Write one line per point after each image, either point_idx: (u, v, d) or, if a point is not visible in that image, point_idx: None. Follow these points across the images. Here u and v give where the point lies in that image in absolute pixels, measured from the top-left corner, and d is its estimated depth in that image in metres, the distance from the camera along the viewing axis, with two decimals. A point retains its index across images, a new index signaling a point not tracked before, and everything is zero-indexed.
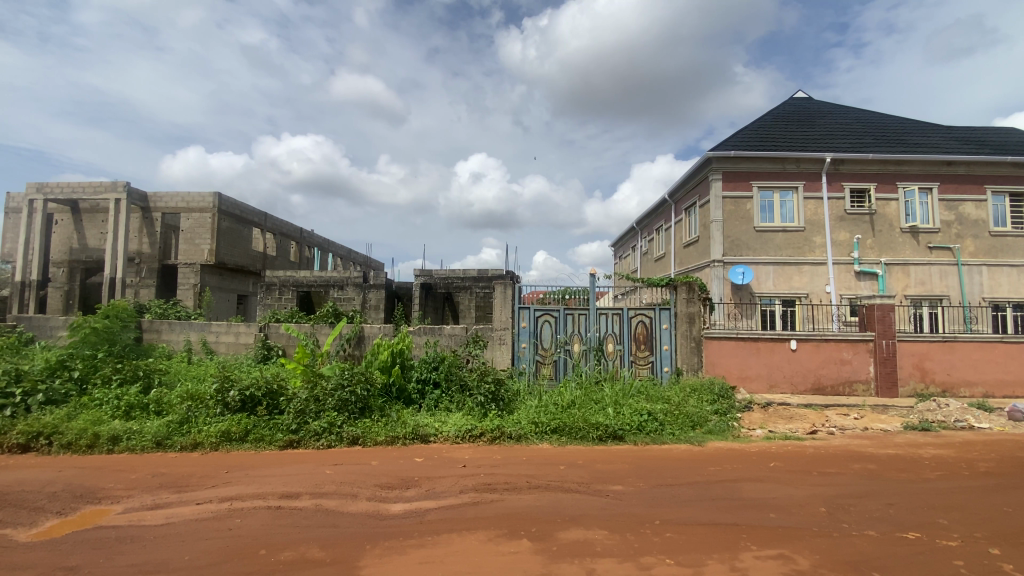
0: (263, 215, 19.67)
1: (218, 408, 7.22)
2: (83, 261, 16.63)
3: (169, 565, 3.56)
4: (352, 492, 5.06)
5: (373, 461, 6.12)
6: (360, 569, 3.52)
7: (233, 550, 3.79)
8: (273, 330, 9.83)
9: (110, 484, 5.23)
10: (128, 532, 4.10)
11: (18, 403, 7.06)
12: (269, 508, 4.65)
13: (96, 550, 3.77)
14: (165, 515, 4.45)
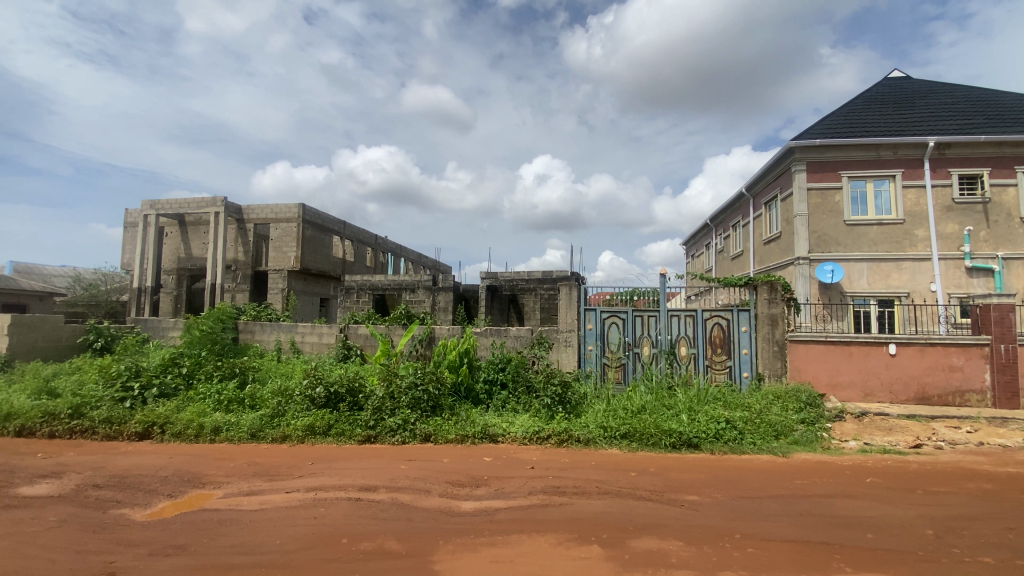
0: (342, 223, 20.78)
1: (304, 403, 7.66)
2: (189, 269, 18.40)
3: (261, 547, 3.76)
4: (424, 487, 5.14)
5: (443, 459, 6.20)
6: (433, 563, 3.52)
7: (316, 537, 3.93)
8: (352, 331, 10.30)
9: (213, 470, 5.69)
10: (227, 515, 4.39)
11: (137, 395, 7.88)
12: (350, 499, 4.82)
13: (200, 531, 4.06)
14: (259, 501, 4.74)
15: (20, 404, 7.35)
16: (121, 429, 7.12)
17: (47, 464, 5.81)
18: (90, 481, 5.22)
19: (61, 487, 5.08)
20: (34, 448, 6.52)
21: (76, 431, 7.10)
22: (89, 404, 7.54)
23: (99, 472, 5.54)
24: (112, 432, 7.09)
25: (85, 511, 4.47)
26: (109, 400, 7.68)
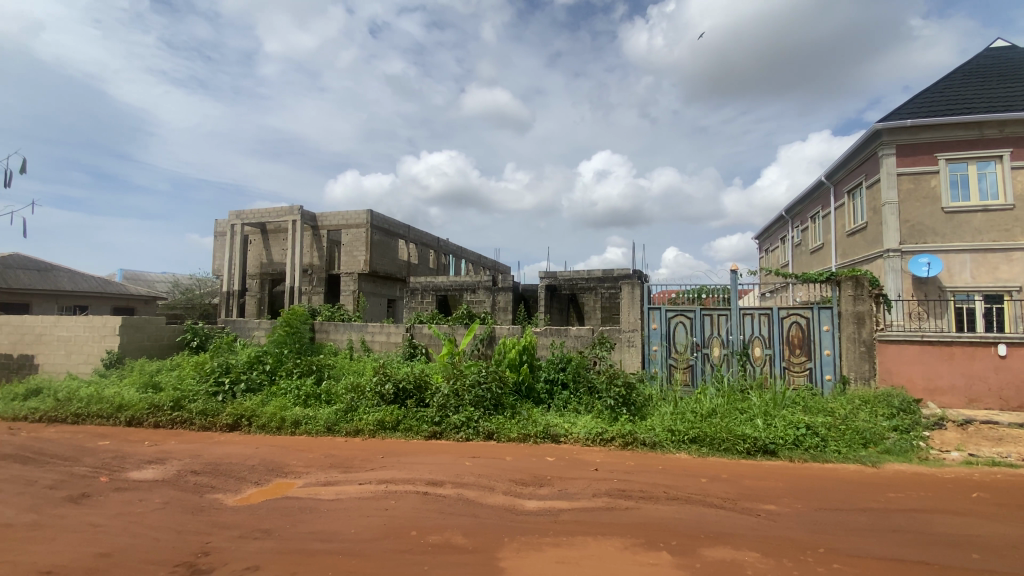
0: (406, 227, 21.51)
1: (374, 399, 8.01)
2: (270, 273, 19.79)
3: (338, 534, 3.95)
4: (489, 485, 5.19)
5: (507, 457, 6.24)
6: (500, 561, 3.54)
7: (388, 528, 4.08)
8: (417, 330, 10.64)
9: (294, 461, 6.07)
10: (307, 504, 4.67)
11: (227, 390, 8.59)
12: (419, 492, 4.96)
13: (283, 517, 4.34)
14: (335, 491, 5.00)
15: (130, 397, 8.19)
16: (214, 420, 7.77)
17: (153, 451, 6.44)
18: (189, 468, 5.73)
19: (164, 472, 5.62)
20: (143, 436, 7.26)
21: (177, 421, 7.82)
22: (188, 397, 8.29)
23: (196, 460, 6.07)
24: (207, 423, 7.74)
25: (185, 495, 4.91)
26: (204, 394, 8.42)
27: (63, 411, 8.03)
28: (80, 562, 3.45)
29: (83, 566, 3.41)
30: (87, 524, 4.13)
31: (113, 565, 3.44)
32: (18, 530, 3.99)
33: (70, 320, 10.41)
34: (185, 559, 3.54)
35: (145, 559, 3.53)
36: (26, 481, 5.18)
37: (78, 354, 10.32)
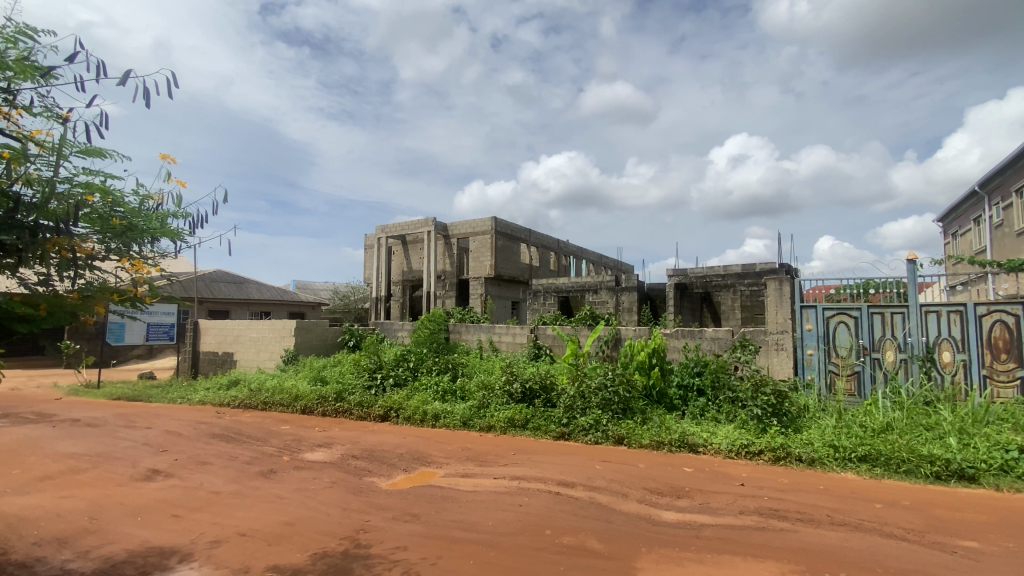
0: (529, 231, 22.04)
1: (505, 397, 8.37)
2: (410, 279, 21.70)
3: (477, 525, 4.21)
4: (621, 491, 5.10)
5: (640, 464, 6.05)
6: (636, 570, 3.46)
7: (524, 524, 4.23)
8: (541, 332, 10.86)
9: (436, 451, 6.61)
10: (448, 493, 5.05)
11: (380, 384, 9.67)
12: (551, 492, 5.06)
13: (429, 503, 4.75)
14: (473, 484, 5.33)
15: (304, 389, 9.61)
16: (369, 411, 8.76)
17: (322, 436, 7.49)
18: (350, 453, 6.56)
19: (330, 455, 6.50)
20: (313, 422, 8.48)
21: (339, 411, 8.96)
22: (347, 390, 9.47)
23: (355, 446, 6.92)
24: (363, 414, 8.76)
25: (348, 476, 5.63)
26: (360, 387, 9.57)
27: (256, 399, 9.70)
28: (272, 528, 4.15)
29: (273, 532, 4.08)
30: (275, 496, 4.94)
31: (296, 533, 4.07)
32: (227, 497, 4.92)
33: (259, 324, 12.56)
34: (351, 534, 4.05)
35: (319, 530, 4.12)
36: (232, 456, 6.37)
37: (265, 351, 12.43)
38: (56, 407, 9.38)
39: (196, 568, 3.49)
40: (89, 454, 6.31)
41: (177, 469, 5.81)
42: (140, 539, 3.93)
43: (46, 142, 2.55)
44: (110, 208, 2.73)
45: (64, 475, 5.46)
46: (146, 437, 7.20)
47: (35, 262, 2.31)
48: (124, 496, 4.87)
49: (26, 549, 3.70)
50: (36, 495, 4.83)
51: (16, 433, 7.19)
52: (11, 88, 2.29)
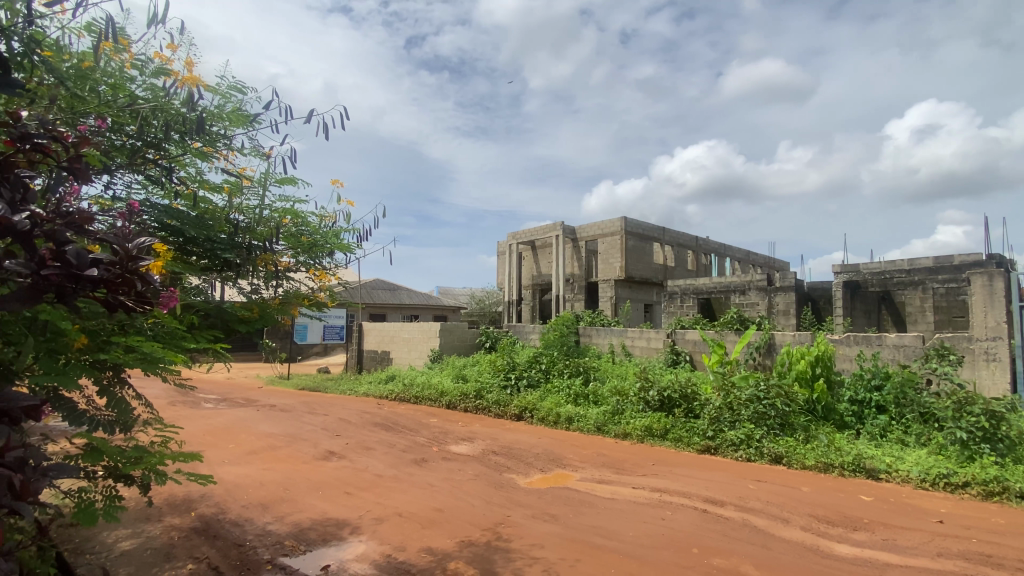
0: (663, 229, 21.03)
1: (641, 404, 8.09)
2: (540, 283, 21.96)
3: (616, 534, 4.10)
4: (780, 515, 4.56)
5: (803, 487, 5.35)
6: None
7: (667, 539, 4.01)
8: (680, 337, 10.25)
9: (571, 454, 6.61)
10: (587, 498, 5.00)
11: (514, 385, 10.02)
12: (697, 508, 4.73)
13: (567, 506, 4.76)
14: (611, 491, 5.22)
15: (446, 386, 10.34)
16: (505, 410, 9.10)
17: (464, 430, 7.98)
18: (490, 448, 6.88)
19: (473, 449, 6.90)
20: (456, 417, 9.09)
21: (479, 408, 9.44)
22: (485, 389, 9.94)
23: (494, 442, 7.24)
24: (500, 412, 9.12)
25: (489, 471, 5.91)
26: (497, 387, 10.00)
27: (407, 394, 10.71)
28: (425, 513, 4.52)
29: (425, 516, 4.45)
30: (426, 483, 5.39)
31: (445, 520, 4.38)
32: (387, 480, 5.50)
33: (408, 326, 13.88)
34: (493, 526, 4.24)
35: (465, 520, 4.39)
36: (390, 444, 7.11)
37: (414, 351, 13.69)
38: (260, 394, 11.43)
39: (364, 541, 3.95)
40: (283, 434, 7.55)
41: (347, 452, 6.66)
42: (321, 510, 4.59)
43: (252, 177, 3.11)
44: (299, 227, 3.23)
45: (266, 451, 6.60)
46: (324, 423, 8.39)
47: (249, 274, 2.86)
48: (308, 472, 5.72)
49: (241, 510, 4.55)
50: (247, 466, 5.92)
51: (233, 414, 8.91)
52: (227, 134, 2.84)
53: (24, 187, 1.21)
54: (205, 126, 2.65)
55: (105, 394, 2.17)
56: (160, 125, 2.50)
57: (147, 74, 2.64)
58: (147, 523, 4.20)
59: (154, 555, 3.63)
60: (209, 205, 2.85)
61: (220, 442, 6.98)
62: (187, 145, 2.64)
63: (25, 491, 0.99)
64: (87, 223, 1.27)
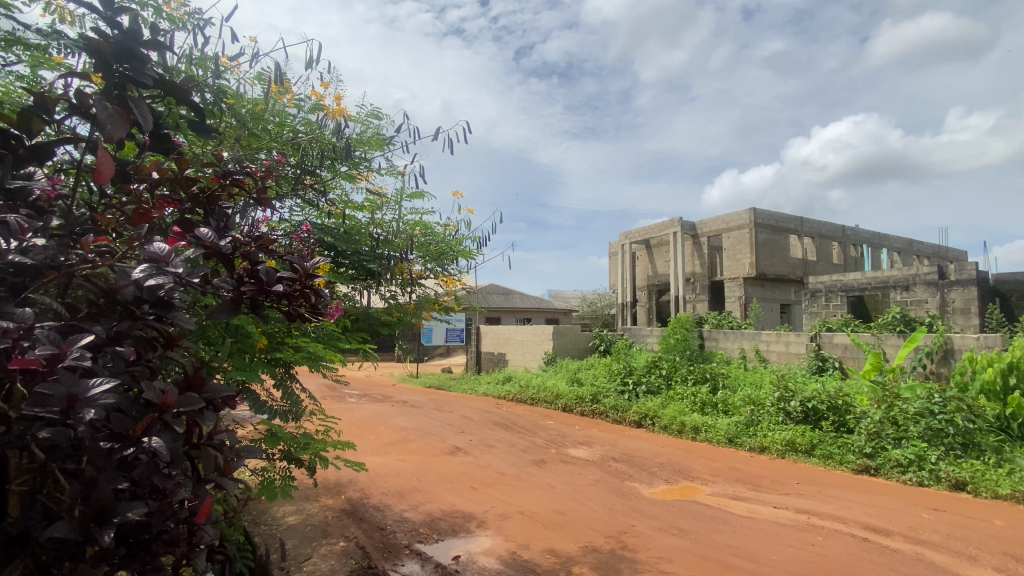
0: (799, 219, 18.89)
1: (780, 415, 7.34)
2: (657, 284, 21.00)
3: (755, 556, 3.75)
4: (969, 553, 3.81)
5: (999, 521, 4.41)
6: None
7: (817, 568, 3.57)
8: (825, 340, 9.13)
9: (700, 467, 6.20)
10: (720, 514, 4.65)
11: (633, 390, 9.68)
12: (854, 536, 4.15)
13: (697, 521, 4.47)
14: (748, 509, 4.79)
15: (562, 389, 10.30)
16: (623, 416, 8.79)
17: (583, 434, 7.90)
18: (610, 454, 6.73)
19: (592, 454, 6.80)
20: (574, 420, 9.03)
21: (596, 413, 9.24)
22: (603, 393, 9.74)
23: (615, 448, 7.06)
24: (619, 418, 8.84)
25: (611, 477, 5.78)
26: (615, 392, 9.73)
27: (524, 395, 10.88)
28: (548, 514, 4.56)
29: (548, 517, 4.48)
30: (548, 485, 5.44)
31: (568, 523, 4.37)
32: (510, 478, 5.66)
33: (524, 329, 14.13)
34: (617, 535, 4.13)
35: (588, 525, 4.34)
36: (511, 444, 7.29)
37: (530, 353, 13.90)
38: (393, 391, 12.47)
39: (490, 536, 4.10)
40: (414, 428, 8.16)
41: (471, 449, 6.97)
42: (450, 503, 4.86)
43: (387, 194, 3.40)
44: (428, 237, 3.48)
45: (400, 443, 7.18)
46: (449, 420, 8.89)
47: (388, 282, 3.15)
48: (438, 465, 6.11)
49: (381, 496, 5.00)
50: (384, 456, 6.49)
51: (371, 409, 9.83)
52: (366, 157, 3.16)
53: (227, 218, 1.40)
54: (351, 151, 2.98)
55: (282, 388, 2.53)
56: (316, 154, 2.85)
57: (303, 110, 3.04)
58: (307, 501, 4.80)
59: (313, 530, 4.13)
60: (355, 222, 3.18)
61: (362, 433, 7.73)
62: (336, 169, 2.97)
63: (227, 468, 1.18)
64: (274, 245, 1.43)
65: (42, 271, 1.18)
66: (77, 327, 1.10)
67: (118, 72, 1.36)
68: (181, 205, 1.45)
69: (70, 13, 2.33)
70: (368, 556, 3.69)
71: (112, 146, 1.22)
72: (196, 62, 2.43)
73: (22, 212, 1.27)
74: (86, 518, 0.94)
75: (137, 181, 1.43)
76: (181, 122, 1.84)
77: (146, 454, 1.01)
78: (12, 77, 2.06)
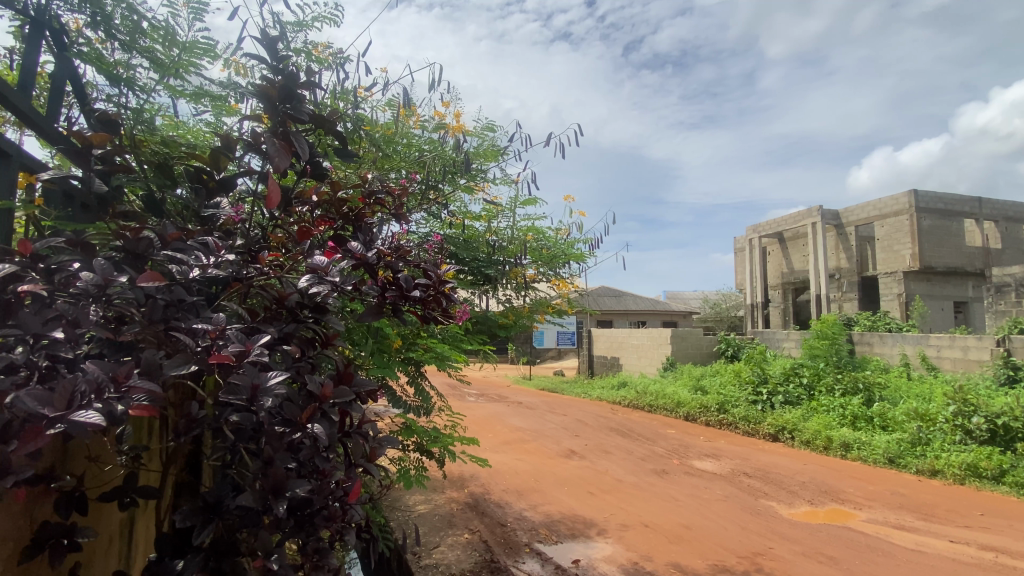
0: (978, 200, 15.79)
1: (958, 434, 6.22)
2: (793, 282, 18.95)
3: None
4: None
5: None
6: None
7: None
8: (1020, 345, 7.53)
9: (851, 488, 5.46)
10: (878, 544, 4.05)
11: (768, 400, 8.86)
12: None
13: (849, 549, 3.94)
14: (915, 541, 4.11)
15: (684, 397, 9.66)
16: (756, 428, 8.05)
17: (709, 446, 7.40)
18: (741, 469, 6.22)
19: (721, 467, 6.33)
20: (698, 430, 8.47)
21: (723, 424, 8.57)
22: (731, 402, 9.00)
23: (746, 463, 6.51)
24: (750, 430, 8.11)
25: (742, 493, 5.33)
26: (745, 401, 8.94)
27: (642, 400, 10.44)
28: (671, 527, 4.35)
29: (672, 530, 4.27)
30: (671, 496, 5.19)
31: (694, 538, 4.13)
32: (629, 486, 5.50)
33: (641, 332, 13.64)
34: (750, 556, 3.81)
35: (718, 542, 4.05)
36: (629, 451, 7.08)
37: (648, 358, 13.37)
38: (510, 393, 12.79)
39: (610, 544, 4.03)
40: (529, 429, 8.30)
41: (588, 453, 6.90)
42: (568, 506, 4.86)
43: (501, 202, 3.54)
44: (540, 242, 3.56)
45: (517, 443, 7.36)
46: (564, 423, 8.88)
47: (504, 286, 3.29)
48: (554, 467, 6.15)
49: (501, 494, 5.16)
50: (503, 454, 6.71)
51: (489, 408, 10.20)
52: (483, 168, 3.32)
53: (370, 231, 1.55)
54: (469, 164, 3.14)
55: (414, 385, 2.77)
56: (439, 169, 3.06)
57: (427, 130, 3.29)
58: (434, 492, 5.14)
59: (440, 520, 4.40)
60: (473, 230, 3.35)
61: (481, 432, 8.06)
62: (456, 182, 3.15)
63: (372, 455, 1.31)
64: (410, 255, 1.55)
65: (230, 282, 1.42)
66: (257, 329, 1.30)
67: (281, 110, 1.59)
68: (334, 222, 1.65)
69: (243, 66, 2.79)
70: (491, 550, 3.83)
71: (279, 175, 1.43)
72: (339, 96, 2.75)
73: (215, 234, 1.54)
74: (265, 491, 1.10)
75: (299, 204, 1.66)
76: (329, 150, 2.09)
77: (310, 439, 1.16)
78: (202, 123, 2.50)
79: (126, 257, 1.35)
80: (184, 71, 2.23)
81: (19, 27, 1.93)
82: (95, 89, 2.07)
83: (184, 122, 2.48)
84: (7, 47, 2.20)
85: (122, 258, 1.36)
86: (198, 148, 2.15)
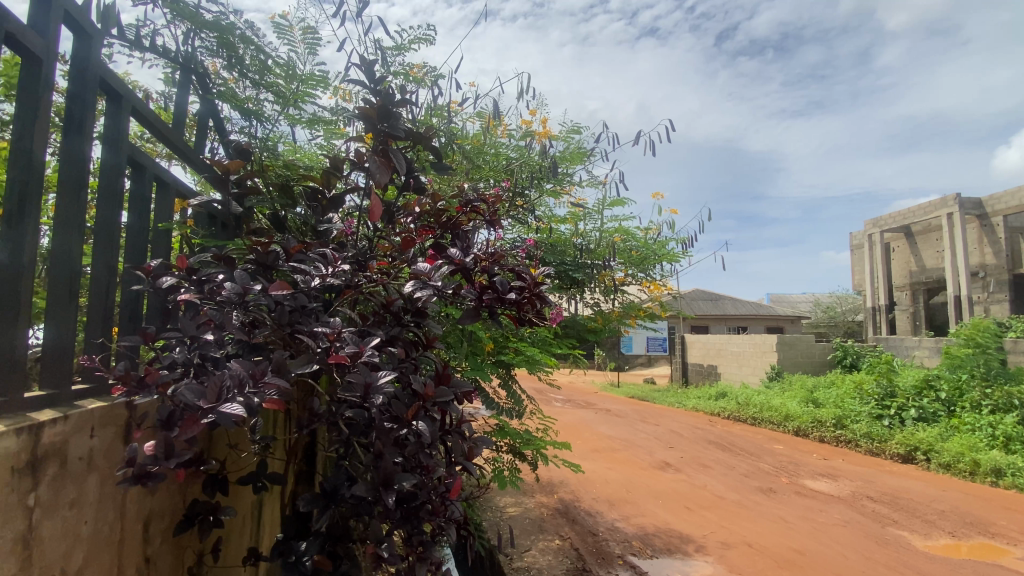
0: None
1: None
2: (924, 282, 16.66)
3: None
4: None
5: None
6: None
7: None
8: None
9: (1005, 521, 4.66)
10: None
11: (895, 416, 7.84)
12: None
13: None
14: None
15: (793, 410, 8.84)
16: (882, 447, 7.15)
17: (823, 464, 6.71)
18: (863, 492, 5.56)
19: (839, 489, 5.71)
20: (809, 446, 7.71)
21: (840, 440, 7.73)
22: (850, 417, 8.08)
23: (869, 485, 5.81)
24: (874, 449, 7.23)
25: (865, 519, 4.76)
26: (867, 416, 7.98)
27: (744, 413, 9.68)
28: (780, 551, 4.00)
29: (782, 555, 3.93)
30: (779, 517, 4.78)
31: (807, 565, 3.76)
32: (731, 504, 5.15)
33: (741, 338, 12.72)
34: None
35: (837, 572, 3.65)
36: (730, 465, 6.64)
37: (750, 366, 12.45)
38: (599, 399, 12.56)
39: (710, 563, 3.80)
40: (620, 438, 8.10)
41: (684, 466, 6.57)
42: (663, 520, 4.66)
43: (587, 204, 3.52)
44: (629, 243, 3.49)
45: (607, 451, 7.20)
46: (658, 433, 8.54)
47: (593, 289, 3.28)
48: (648, 479, 5.92)
49: (592, 502, 5.08)
50: (593, 462, 6.60)
51: (578, 414, 10.10)
52: (569, 172, 3.33)
53: (467, 238, 1.61)
54: (555, 168, 3.17)
55: (505, 387, 2.84)
56: (526, 175, 3.11)
57: (515, 138, 3.36)
58: (525, 495, 5.18)
59: (531, 524, 4.43)
60: (560, 234, 3.36)
61: (571, 438, 8.01)
62: (543, 188, 3.19)
63: (471, 453, 1.36)
64: (504, 260, 1.60)
65: (342, 289, 1.55)
66: (367, 332, 1.41)
67: (381, 128, 1.70)
68: (434, 231, 1.75)
69: (349, 92, 3.05)
70: (583, 559, 3.78)
71: (382, 189, 1.54)
72: (434, 112, 2.90)
73: (330, 246, 1.69)
74: (376, 482, 1.18)
75: (404, 215, 1.77)
76: (426, 164, 2.22)
77: (414, 435, 1.23)
78: (317, 146, 2.77)
79: (258, 269, 1.53)
80: (302, 101, 2.50)
81: (172, 74, 2.25)
82: (230, 122, 2.37)
83: (301, 146, 2.76)
84: (162, 92, 2.59)
85: (255, 269, 1.54)
86: (312, 169, 2.37)
